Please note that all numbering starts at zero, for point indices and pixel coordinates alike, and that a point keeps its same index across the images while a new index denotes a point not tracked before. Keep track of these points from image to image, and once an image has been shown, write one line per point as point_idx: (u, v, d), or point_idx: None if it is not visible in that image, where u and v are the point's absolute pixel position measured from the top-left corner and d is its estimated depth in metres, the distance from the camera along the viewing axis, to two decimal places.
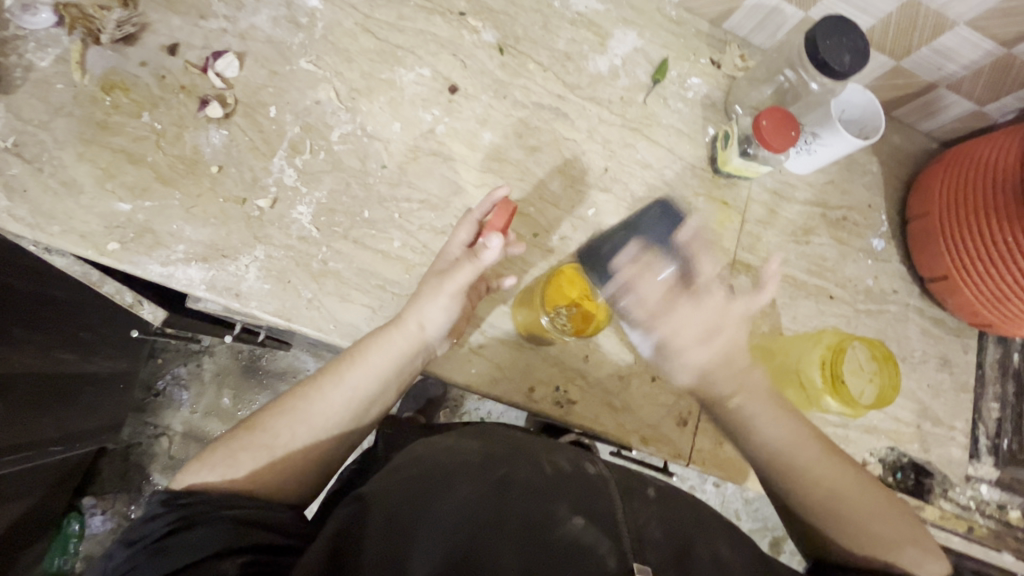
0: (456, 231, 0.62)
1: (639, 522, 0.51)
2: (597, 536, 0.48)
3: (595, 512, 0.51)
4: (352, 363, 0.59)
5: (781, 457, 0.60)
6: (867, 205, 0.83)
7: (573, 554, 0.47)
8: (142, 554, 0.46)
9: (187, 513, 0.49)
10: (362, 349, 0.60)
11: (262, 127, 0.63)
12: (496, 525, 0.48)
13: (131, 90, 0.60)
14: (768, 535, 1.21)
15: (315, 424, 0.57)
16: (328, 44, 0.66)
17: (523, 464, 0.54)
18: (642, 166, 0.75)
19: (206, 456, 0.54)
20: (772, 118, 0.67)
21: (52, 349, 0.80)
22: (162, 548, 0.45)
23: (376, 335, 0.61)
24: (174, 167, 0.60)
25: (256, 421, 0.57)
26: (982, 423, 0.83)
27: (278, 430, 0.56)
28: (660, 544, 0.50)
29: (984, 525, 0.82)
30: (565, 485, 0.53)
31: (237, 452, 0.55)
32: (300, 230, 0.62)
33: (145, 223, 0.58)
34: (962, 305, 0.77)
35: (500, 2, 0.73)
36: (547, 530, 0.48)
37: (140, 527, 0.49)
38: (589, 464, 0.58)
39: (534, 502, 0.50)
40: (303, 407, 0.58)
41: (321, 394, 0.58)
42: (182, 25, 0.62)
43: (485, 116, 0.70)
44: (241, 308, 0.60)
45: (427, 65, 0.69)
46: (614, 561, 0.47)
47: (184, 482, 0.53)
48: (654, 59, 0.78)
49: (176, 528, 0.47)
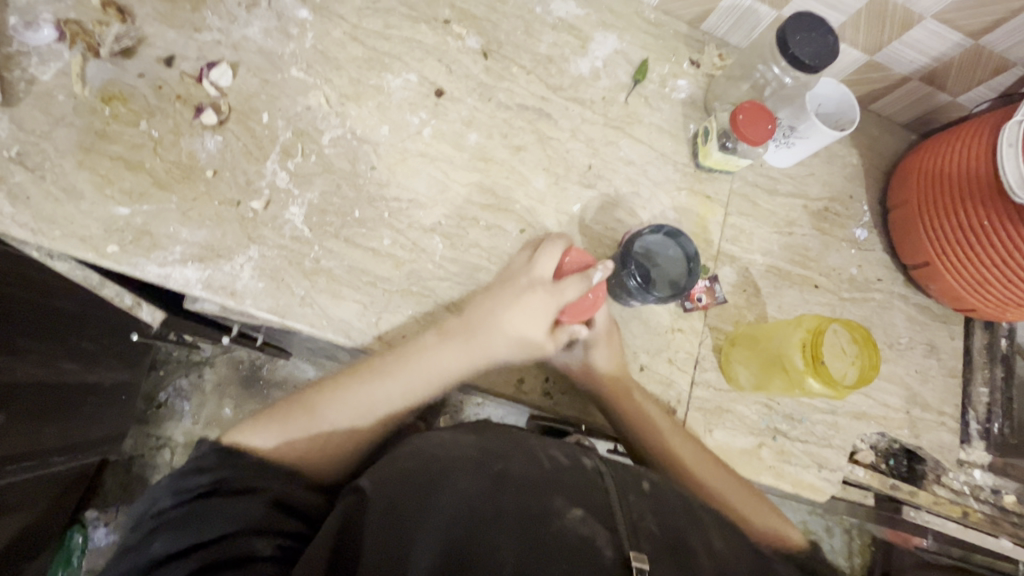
0: (567, 288, 0.61)
1: (635, 512, 0.51)
2: (594, 528, 0.48)
3: (592, 504, 0.51)
4: (423, 370, 0.60)
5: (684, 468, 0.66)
6: (848, 196, 0.85)
7: (570, 548, 0.46)
8: (185, 508, 0.49)
9: (234, 475, 0.52)
10: (435, 359, 0.61)
11: (255, 133, 0.65)
12: (491, 520, 0.48)
13: (129, 101, 0.63)
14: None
15: (370, 417, 0.60)
16: (317, 52, 0.69)
17: (521, 458, 0.54)
18: (625, 163, 0.77)
19: (258, 421, 0.59)
20: (747, 112, 0.69)
21: (56, 358, 0.82)
22: (208, 507, 0.49)
23: (447, 347, 0.62)
24: (170, 172, 0.62)
25: (310, 402, 0.59)
26: (971, 409, 0.83)
27: (331, 412, 0.59)
28: (654, 535, 0.49)
29: (979, 510, 0.83)
30: (562, 479, 0.52)
31: (290, 431, 0.58)
32: (293, 230, 0.64)
33: (143, 227, 0.60)
34: (945, 291, 0.78)
35: (483, 9, 0.76)
36: (544, 523, 0.48)
37: (190, 477, 0.52)
38: (587, 458, 0.57)
39: (530, 494, 0.50)
40: (364, 402, 0.60)
41: (381, 392, 0.60)
42: (177, 37, 0.65)
43: (471, 118, 0.73)
44: (236, 306, 0.61)
45: (413, 71, 0.72)
46: (610, 553, 0.46)
47: (234, 439, 0.56)
48: (634, 61, 0.80)
49: (221, 492, 0.50)
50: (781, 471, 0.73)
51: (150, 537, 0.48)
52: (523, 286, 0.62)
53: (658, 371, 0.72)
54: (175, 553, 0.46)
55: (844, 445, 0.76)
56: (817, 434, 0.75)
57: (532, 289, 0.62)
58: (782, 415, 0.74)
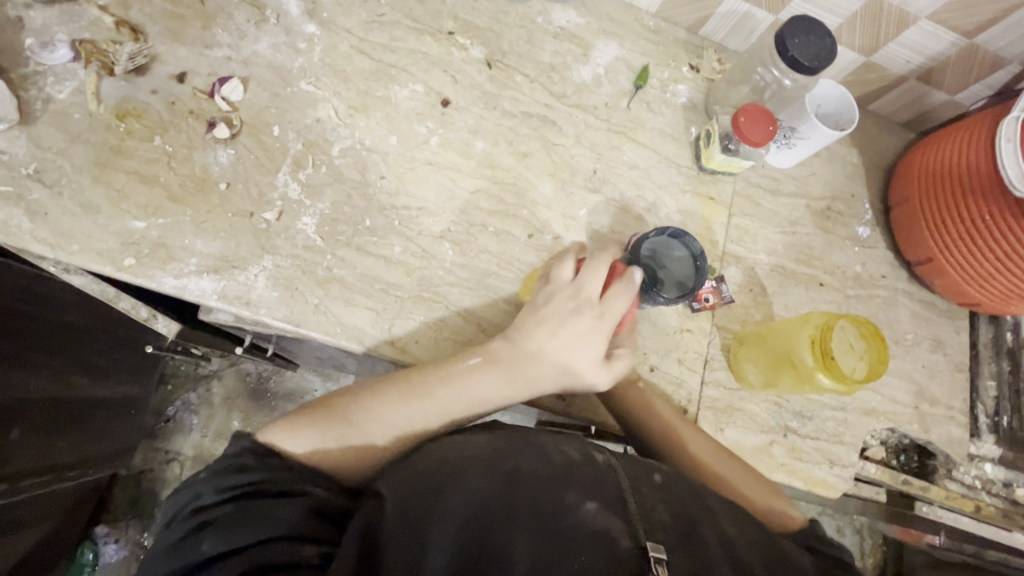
0: (614, 304, 0.63)
1: (648, 505, 0.51)
2: (609, 521, 0.49)
3: (606, 497, 0.51)
4: (464, 396, 0.61)
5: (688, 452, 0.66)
6: (850, 195, 0.86)
7: (586, 541, 0.47)
8: (232, 508, 0.49)
9: (274, 478, 0.52)
10: (477, 385, 0.61)
11: (267, 146, 0.66)
12: (507, 518, 0.48)
13: (143, 117, 0.64)
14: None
15: (406, 441, 0.60)
16: (325, 66, 0.71)
17: (532, 453, 0.54)
18: (629, 167, 0.78)
19: (296, 421, 0.58)
20: (749, 114, 0.71)
21: (67, 373, 0.82)
22: (250, 509, 0.48)
23: (495, 372, 0.62)
24: (184, 186, 0.63)
25: (353, 417, 0.59)
26: (980, 402, 0.84)
27: (369, 429, 0.59)
28: (668, 526, 0.50)
29: (992, 504, 0.82)
30: (573, 472, 0.52)
31: (326, 440, 0.57)
32: (306, 240, 0.65)
33: (158, 239, 0.61)
34: (948, 285, 0.79)
35: (486, 21, 0.78)
36: (559, 517, 0.49)
37: (231, 475, 0.52)
38: (598, 453, 0.56)
39: (544, 489, 0.50)
40: (401, 423, 0.59)
41: (425, 418, 0.60)
42: (189, 54, 0.67)
43: (476, 126, 0.74)
44: (251, 316, 0.62)
45: (420, 82, 0.73)
46: (626, 542, 0.47)
47: (270, 440, 0.56)
48: (635, 67, 0.82)
49: (263, 493, 0.50)
50: (793, 468, 0.73)
51: (198, 537, 0.48)
52: (569, 307, 0.63)
53: (669, 372, 0.73)
54: (230, 552, 0.46)
55: (854, 441, 0.76)
56: (828, 431, 0.75)
57: (581, 308, 0.63)
58: (792, 412, 0.75)
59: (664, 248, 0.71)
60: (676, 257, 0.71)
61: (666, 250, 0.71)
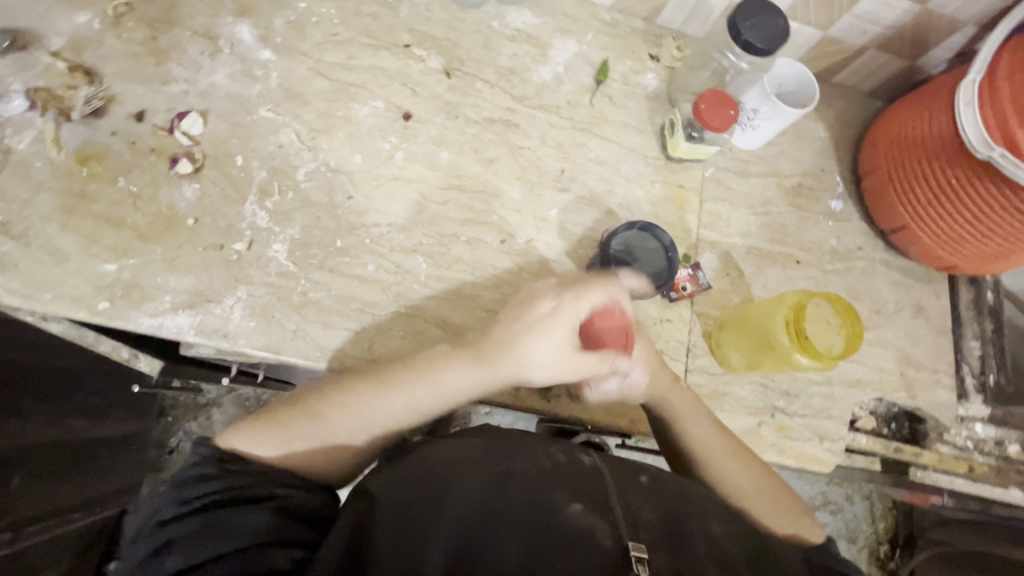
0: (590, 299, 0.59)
1: (632, 503, 0.51)
2: (593, 521, 0.49)
3: (592, 498, 0.51)
4: (427, 389, 0.59)
5: (706, 455, 0.65)
6: (820, 169, 0.86)
7: (570, 540, 0.47)
8: (193, 523, 0.50)
9: (238, 484, 0.53)
10: (443, 374, 0.59)
11: (231, 176, 0.66)
12: (495, 518, 0.48)
13: (105, 159, 0.64)
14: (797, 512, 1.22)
15: (373, 426, 0.59)
16: (283, 90, 0.71)
17: (521, 456, 0.55)
18: (597, 163, 0.79)
19: (261, 422, 0.58)
20: (709, 101, 0.71)
21: (61, 418, 0.82)
22: (220, 522, 0.50)
23: (457, 356, 0.60)
24: (152, 224, 0.63)
25: (314, 409, 0.58)
26: (965, 363, 0.85)
27: (331, 421, 0.58)
28: (653, 524, 0.50)
29: (983, 463, 0.85)
30: (561, 475, 0.53)
31: (290, 439, 0.58)
32: (278, 267, 0.65)
33: (131, 280, 0.61)
34: (924, 252, 0.80)
35: (441, 30, 0.78)
36: (546, 517, 0.49)
37: (191, 487, 0.53)
38: (584, 456, 0.57)
39: (531, 491, 0.51)
40: (366, 412, 0.58)
41: (386, 402, 0.58)
42: (146, 92, 0.67)
43: (440, 136, 0.74)
44: (231, 347, 0.62)
45: (380, 98, 0.73)
46: (610, 542, 0.47)
47: (232, 445, 0.57)
48: (594, 62, 0.82)
49: (227, 503, 0.51)
50: (783, 447, 0.74)
51: (163, 553, 0.49)
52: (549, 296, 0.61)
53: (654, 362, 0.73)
54: (198, 565, 0.47)
55: (843, 415, 0.77)
56: (815, 406, 0.76)
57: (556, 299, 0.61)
58: (778, 392, 0.75)
59: (636, 239, 0.72)
60: (653, 244, 0.72)
61: (640, 240, 0.72)
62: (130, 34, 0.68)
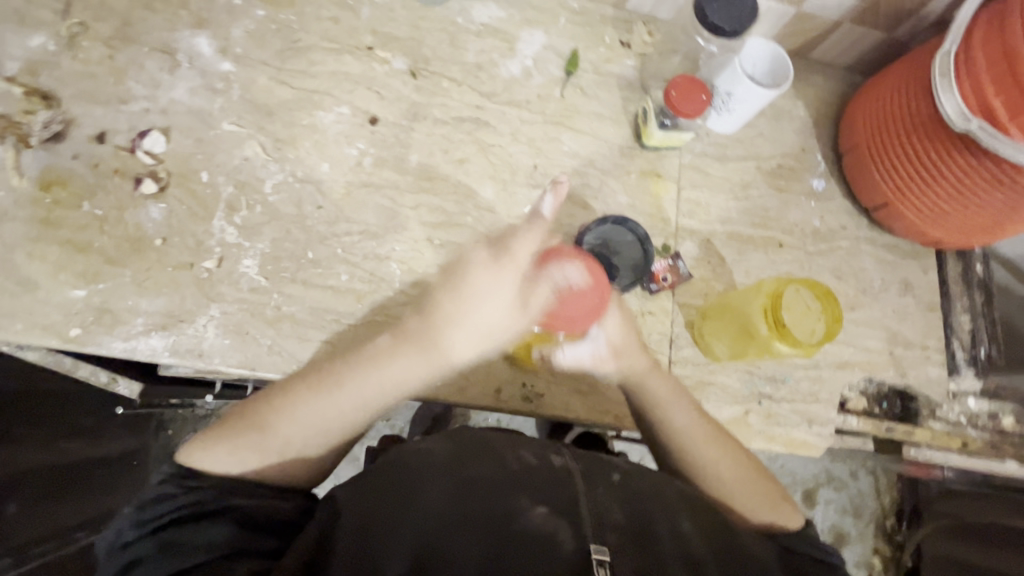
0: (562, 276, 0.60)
1: (601, 504, 0.51)
2: (557, 524, 0.48)
3: (557, 499, 0.51)
4: (377, 381, 0.58)
5: (684, 442, 0.63)
6: (800, 149, 0.85)
7: (535, 546, 0.47)
8: (155, 543, 0.50)
9: (201, 499, 0.53)
10: (387, 367, 0.59)
11: (197, 194, 0.66)
12: (459, 525, 0.48)
13: (69, 184, 0.63)
14: (799, 489, 1.19)
15: (328, 432, 0.58)
16: (246, 102, 0.70)
17: (488, 460, 0.54)
18: (570, 157, 0.77)
19: (215, 437, 0.56)
20: (679, 87, 0.70)
21: (56, 440, 0.77)
22: (182, 540, 0.50)
23: (404, 350, 0.60)
24: (120, 247, 0.63)
25: (265, 420, 0.57)
26: (955, 338, 0.84)
27: (283, 431, 0.57)
28: (620, 526, 0.49)
29: (978, 438, 0.84)
30: (528, 477, 0.52)
31: (242, 450, 0.56)
32: (250, 282, 0.64)
33: (102, 305, 0.61)
34: (908, 227, 0.79)
35: (405, 30, 0.76)
36: (510, 524, 0.48)
37: (152, 506, 0.53)
38: (554, 455, 0.56)
39: (496, 497, 0.50)
40: (317, 416, 0.57)
41: (337, 403, 0.58)
42: (105, 113, 0.66)
43: (409, 140, 0.73)
44: (206, 366, 0.62)
45: (345, 103, 0.72)
46: (572, 546, 0.47)
47: (190, 461, 0.55)
48: (564, 53, 0.80)
49: (188, 518, 0.52)
50: (771, 434, 0.73)
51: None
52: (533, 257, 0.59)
53: None
54: None
55: (831, 398, 0.76)
56: (803, 391, 0.75)
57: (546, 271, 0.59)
58: (764, 377, 0.75)
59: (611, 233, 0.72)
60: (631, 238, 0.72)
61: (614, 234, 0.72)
62: (86, 54, 0.67)
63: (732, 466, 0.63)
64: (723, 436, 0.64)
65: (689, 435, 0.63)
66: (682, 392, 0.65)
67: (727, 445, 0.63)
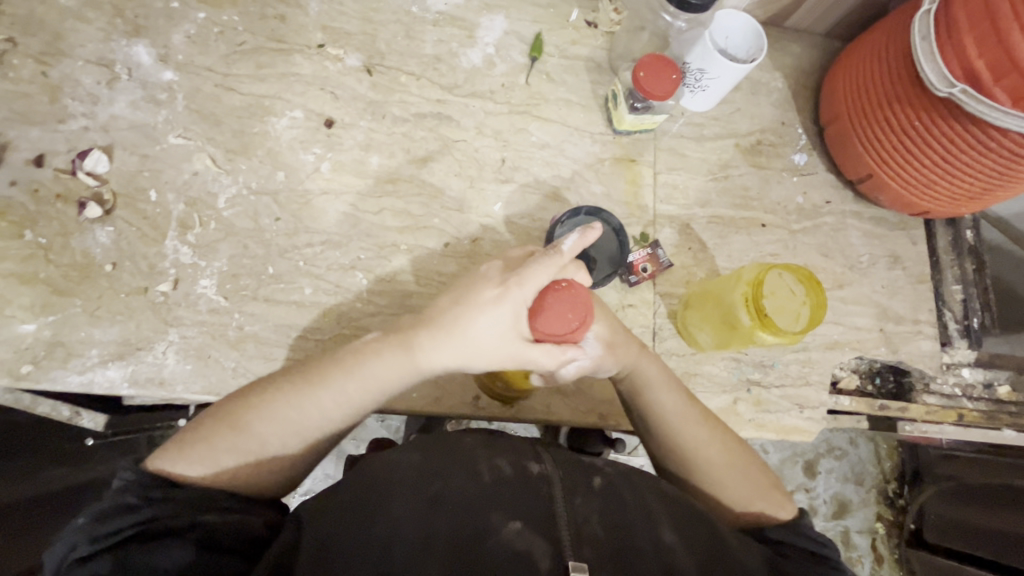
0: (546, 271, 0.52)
1: (579, 514, 0.47)
2: (531, 540, 0.44)
3: (534, 513, 0.46)
4: (358, 382, 0.53)
5: (677, 429, 0.59)
6: (779, 122, 0.81)
7: (505, 564, 0.43)
8: (110, 561, 0.43)
9: (162, 515, 0.46)
10: (373, 365, 0.53)
11: (146, 214, 0.62)
12: (423, 547, 0.44)
13: (8, 212, 0.60)
14: (799, 461, 1.17)
15: (305, 433, 0.53)
16: (192, 112, 0.66)
17: (458, 472, 0.49)
18: (540, 147, 0.74)
19: (187, 442, 0.52)
20: (647, 68, 0.66)
21: (40, 470, 0.70)
22: (137, 560, 0.43)
23: (390, 347, 0.54)
24: (68, 276, 0.60)
25: (239, 419, 0.52)
26: (947, 309, 0.82)
27: (259, 432, 0.52)
28: (599, 541, 0.45)
29: (974, 409, 0.82)
30: (502, 490, 0.47)
31: (221, 454, 0.51)
32: (209, 303, 0.62)
33: (53, 338, 0.58)
34: (894, 199, 0.76)
35: (357, 24, 0.72)
36: (478, 542, 0.44)
37: (111, 518, 0.45)
38: (533, 463, 0.50)
39: (464, 513, 0.46)
40: (296, 417, 0.52)
41: (316, 403, 0.53)
42: (42, 134, 0.62)
43: (368, 141, 0.70)
44: (169, 395, 0.59)
45: (298, 107, 0.69)
46: (547, 564, 0.43)
47: (161, 467, 0.50)
48: (527, 37, 0.76)
49: (150, 535, 0.45)
50: (762, 422, 0.72)
51: None
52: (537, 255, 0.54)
53: None
54: None
55: (822, 380, 0.74)
56: (793, 374, 0.74)
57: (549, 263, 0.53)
58: (753, 364, 0.73)
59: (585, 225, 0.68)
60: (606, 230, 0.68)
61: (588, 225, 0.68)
62: (17, 72, 0.63)
63: (723, 457, 0.59)
64: (713, 423, 0.60)
65: (678, 425, 0.59)
66: (671, 381, 0.61)
67: (718, 434, 0.59)
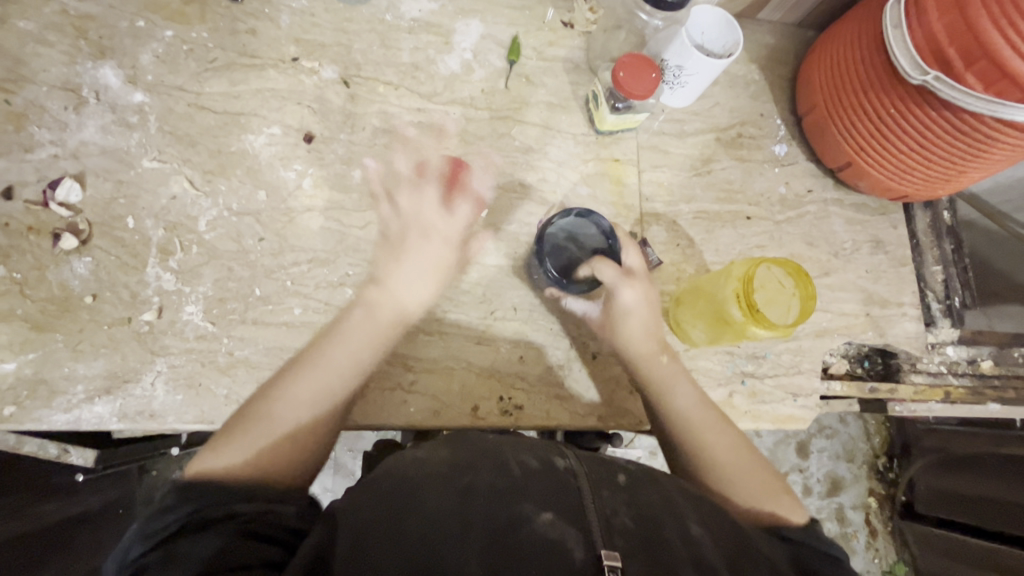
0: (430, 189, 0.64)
1: (606, 507, 0.45)
2: (564, 530, 0.43)
3: (564, 505, 0.45)
4: (359, 340, 0.58)
5: (692, 425, 0.61)
6: (758, 115, 0.82)
7: (540, 556, 0.41)
8: (156, 556, 0.40)
9: (203, 507, 0.44)
10: (367, 328, 0.59)
11: (125, 242, 0.61)
12: (461, 534, 0.42)
13: None
14: (792, 442, 1.18)
15: (329, 399, 0.55)
16: (166, 134, 0.64)
17: (488, 465, 0.48)
18: (523, 151, 0.74)
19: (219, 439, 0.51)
20: (626, 67, 0.65)
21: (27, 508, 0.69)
22: (179, 554, 0.40)
23: (374, 313, 0.59)
24: (46, 311, 0.58)
25: (267, 404, 0.53)
26: (929, 290, 0.84)
27: (288, 410, 0.53)
28: (628, 531, 0.44)
29: (959, 386, 0.84)
30: (531, 482, 0.46)
31: (253, 441, 0.51)
32: (195, 329, 0.60)
33: (35, 376, 0.56)
34: (874, 185, 0.77)
35: (331, 35, 0.71)
36: (512, 532, 0.43)
37: (155, 517, 0.43)
38: (559, 458, 0.50)
39: (499, 503, 0.44)
40: (317, 388, 0.54)
41: (333, 369, 0.55)
42: (9, 165, 0.60)
43: (349, 154, 0.68)
44: (160, 427, 0.58)
45: (275, 123, 0.67)
46: (581, 553, 0.41)
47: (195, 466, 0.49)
48: (504, 41, 0.76)
49: (191, 529, 0.42)
50: (757, 413, 0.73)
51: None
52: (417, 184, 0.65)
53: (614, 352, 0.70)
54: None
55: (813, 367, 0.75)
56: (784, 364, 0.75)
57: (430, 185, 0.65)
58: (746, 356, 0.74)
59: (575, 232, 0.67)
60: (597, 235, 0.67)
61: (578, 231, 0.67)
62: None
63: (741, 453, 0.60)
64: (728, 422, 0.63)
65: (700, 415, 0.62)
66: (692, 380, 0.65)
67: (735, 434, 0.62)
